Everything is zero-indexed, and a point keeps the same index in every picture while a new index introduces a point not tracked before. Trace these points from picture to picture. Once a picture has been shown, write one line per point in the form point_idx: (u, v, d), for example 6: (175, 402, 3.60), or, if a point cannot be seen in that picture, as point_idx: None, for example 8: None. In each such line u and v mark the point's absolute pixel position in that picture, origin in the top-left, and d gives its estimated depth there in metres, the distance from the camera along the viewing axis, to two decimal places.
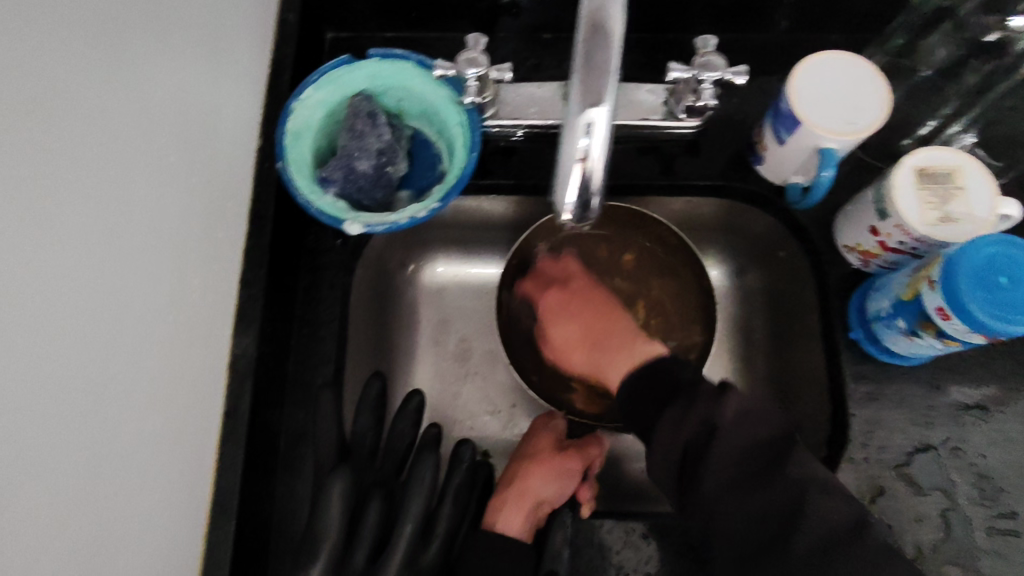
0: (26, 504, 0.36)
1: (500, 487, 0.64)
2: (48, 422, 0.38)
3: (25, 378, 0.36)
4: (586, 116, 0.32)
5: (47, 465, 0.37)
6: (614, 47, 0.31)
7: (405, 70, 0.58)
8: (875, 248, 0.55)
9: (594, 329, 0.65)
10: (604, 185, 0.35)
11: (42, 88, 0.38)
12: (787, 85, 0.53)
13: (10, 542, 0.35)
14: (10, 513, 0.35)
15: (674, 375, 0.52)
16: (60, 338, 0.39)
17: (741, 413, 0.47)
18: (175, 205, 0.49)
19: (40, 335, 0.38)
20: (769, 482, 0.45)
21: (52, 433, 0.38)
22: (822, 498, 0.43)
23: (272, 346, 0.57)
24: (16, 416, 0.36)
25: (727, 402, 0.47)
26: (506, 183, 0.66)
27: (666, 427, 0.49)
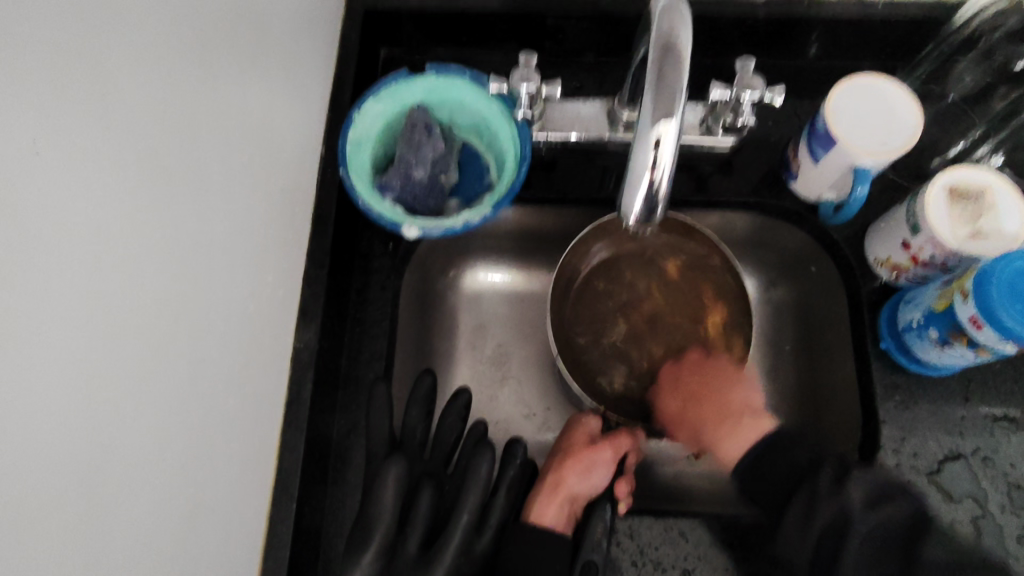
0: (133, 474, 0.38)
1: (536, 482, 0.66)
2: (157, 403, 0.41)
3: (142, 351, 0.39)
4: (657, 129, 0.35)
5: (157, 439, 0.41)
6: (684, 68, 0.35)
7: (459, 85, 0.62)
8: (906, 261, 0.58)
9: (703, 403, 0.62)
10: (669, 193, 0.37)
11: (174, 94, 0.41)
12: (823, 106, 0.56)
13: (125, 508, 0.38)
14: (123, 481, 0.38)
15: (792, 470, 0.50)
16: (170, 318, 0.42)
17: (876, 499, 0.46)
18: (257, 202, 0.53)
19: (160, 317, 0.41)
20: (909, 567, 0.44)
21: (157, 409, 0.41)
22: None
23: (329, 342, 0.60)
24: (141, 387, 0.39)
25: (853, 489, 0.47)
26: (547, 195, 0.70)
27: (796, 520, 0.48)
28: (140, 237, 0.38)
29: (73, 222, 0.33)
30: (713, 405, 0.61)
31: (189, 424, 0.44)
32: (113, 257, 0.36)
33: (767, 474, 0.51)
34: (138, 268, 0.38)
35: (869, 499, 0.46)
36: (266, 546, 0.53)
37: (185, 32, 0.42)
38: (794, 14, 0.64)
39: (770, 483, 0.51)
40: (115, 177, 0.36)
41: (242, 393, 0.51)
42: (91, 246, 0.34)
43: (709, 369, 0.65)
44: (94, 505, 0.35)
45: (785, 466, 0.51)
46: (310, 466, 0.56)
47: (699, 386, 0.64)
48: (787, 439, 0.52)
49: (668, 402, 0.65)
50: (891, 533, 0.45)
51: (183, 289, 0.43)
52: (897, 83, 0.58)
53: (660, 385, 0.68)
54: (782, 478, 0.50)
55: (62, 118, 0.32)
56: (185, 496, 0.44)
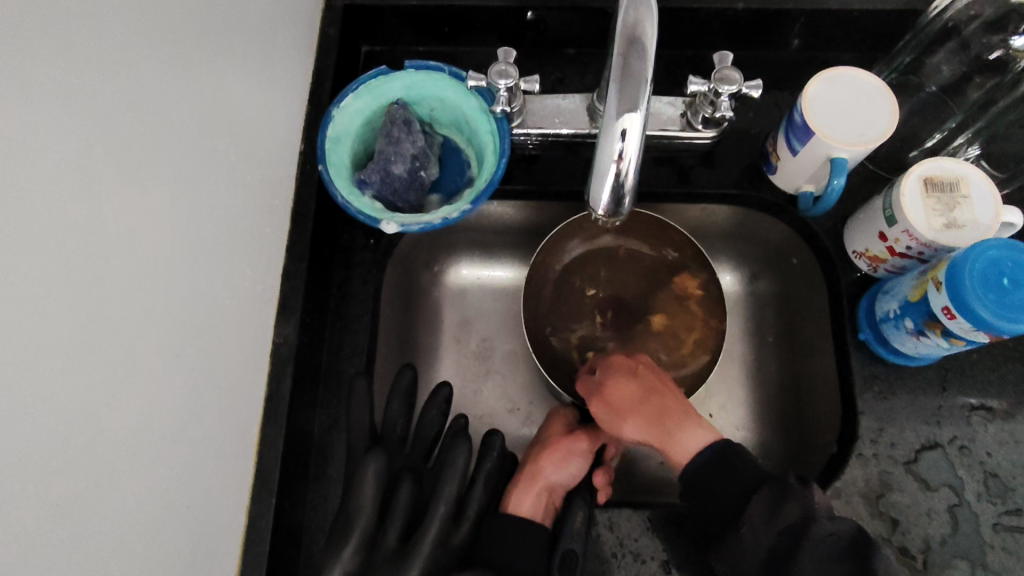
0: (106, 471, 0.38)
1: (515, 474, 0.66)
2: (132, 401, 0.41)
3: (113, 348, 0.39)
4: (623, 121, 0.35)
5: (131, 435, 0.41)
6: (649, 60, 0.35)
7: (438, 80, 0.62)
8: (884, 253, 0.58)
9: (665, 404, 0.60)
10: (636, 185, 0.37)
11: (144, 89, 0.41)
12: (800, 99, 0.57)
13: (98, 504, 0.38)
14: (97, 477, 0.38)
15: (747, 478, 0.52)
16: (144, 311, 0.42)
17: (833, 512, 0.49)
18: (232, 198, 0.52)
19: (133, 312, 0.41)
20: None
21: (133, 405, 0.41)
22: None
23: (309, 337, 0.60)
24: (112, 381, 0.39)
25: (814, 496, 0.50)
26: (529, 188, 0.69)
27: (758, 521, 0.49)
28: (108, 231, 0.38)
29: (38, 218, 0.33)
30: (674, 406, 0.60)
31: (166, 421, 0.44)
32: (80, 248, 0.36)
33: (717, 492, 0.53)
34: (107, 262, 0.38)
35: (830, 511, 0.49)
36: (246, 541, 0.53)
37: (155, 26, 0.42)
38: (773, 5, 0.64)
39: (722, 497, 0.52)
40: (81, 169, 0.36)
41: (219, 391, 0.51)
42: (59, 240, 0.35)
43: (658, 371, 0.64)
44: (68, 501, 0.35)
45: (748, 471, 0.52)
46: (291, 461, 0.56)
47: (655, 384, 0.62)
48: (751, 449, 0.55)
49: (620, 391, 0.62)
50: (847, 546, 0.48)
51: (158, 285, 0.43)
52: (874, 74, 0.58)
53: (608, 370, 0.64)
54: (732, 491, 0.52)
55: (26, 113, 0.32)
56: (163, 493, 0.44)
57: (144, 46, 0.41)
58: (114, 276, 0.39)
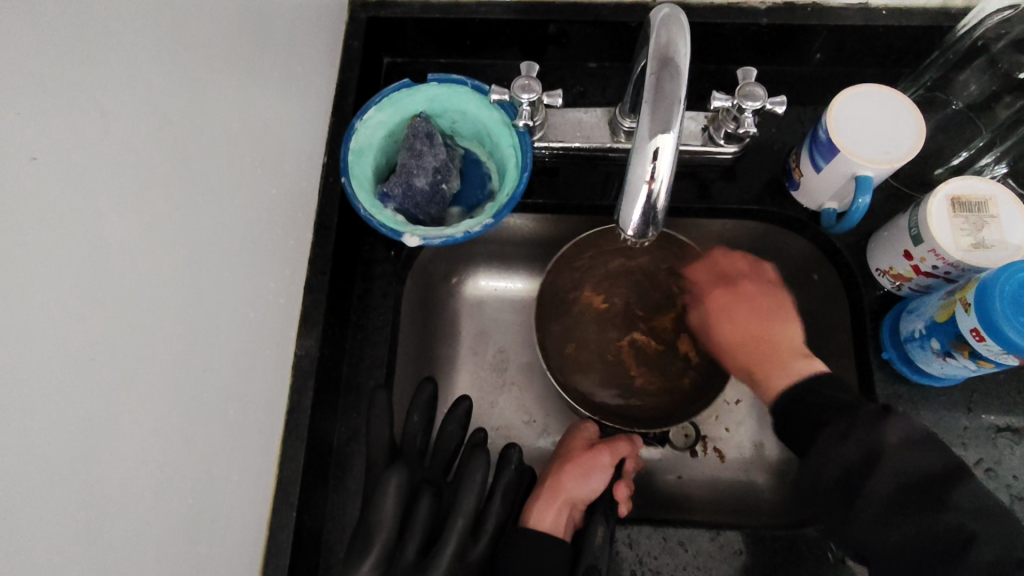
0: (127, 485, 0.38)
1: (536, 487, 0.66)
2: (153, 414, 0.41)
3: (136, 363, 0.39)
4: (656, 142, 0.34)
5: (152, 449, 0.41)
6: (681, 82, 0.35)
7: (461, 94, 0.62)
8: (909, 271, 0.57)
9: (764, 339, 0.62)
10: (666, 206, 0.37)
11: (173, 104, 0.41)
12: (825, 116, 0.56)
13: (118, 519, 0.38)
14: (117, 492, 0.37)
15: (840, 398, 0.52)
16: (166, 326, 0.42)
17: (913, 441, 0.47)
18: (257, 210, 0.53)
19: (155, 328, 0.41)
20: (934, 514, 0.44)
21: (153, 420, 0.41)
22: (989, 528, 0.43)
23: (331, 349, 0.60)
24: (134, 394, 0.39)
25: (889, 427, 0.47)
26: (550, 202, 0.70)
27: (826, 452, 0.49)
28: (133, 247, 0.38)
29: (65, 234, 0.33)
30: (774, 343, 0.61)
31: (187, 434, 0.44)
32: (107, 265, 0.36)
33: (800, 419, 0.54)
34: (132, 278, 0.38)
35: (905, 439, 0.47)
36: (266, 552, 0.53)
37: (184, 40, 0.42)
38: (797, 21, 0.63)
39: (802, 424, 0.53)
40: (112, 184, 0.36)
41: (241, 402, 0.51)
42: (89, 258, 0.35)
43: (767, 301, 0.65)
44: (89, 518, 0.35)
45: (826, 400, 0.52)
46: (311, 473, 0.56)
47: (757, 322, 0.63)
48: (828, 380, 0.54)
49: (728, 330, 0.65)
50: (922, 478, 0.45)
51: (183, 301, 0.43)
52: (899, 91, 0.58)
53: (716, 310, 0.67)
54: (809, 420, 0.52)
55: (55, 134, 0.32)
56: (183, 507, 0.44)
57: (173, 61, 0.41)
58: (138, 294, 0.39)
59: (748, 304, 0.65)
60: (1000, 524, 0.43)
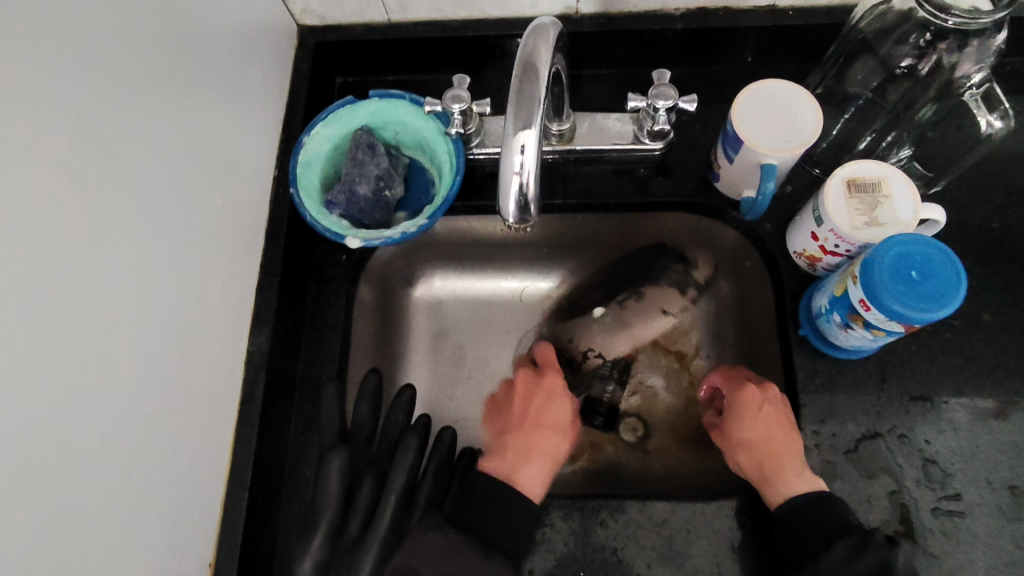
0: (79, 458, 0.43)
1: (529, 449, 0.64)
2: (105, 398, 0.45)
3: (85, 350, 0.43)
4: (520, 138, 0.39)
5: (105, 428, 0.45)
6: (541, 84, 0.40)
7: (401, 108, 0.68)
8: (817, 252, 0.61)
9: (780, 444, 0.59)
10: (539, 194, 0.41)
11: (118, 120, 0.46)
12: (731, 110, 0.61)
13: (70, 488, 0.42)
14: (69, 464, 0.42)
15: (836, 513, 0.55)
16: (115, 320, 0.46)
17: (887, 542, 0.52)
18: (208, 217, 0.58)
19: (104, 319, 0.45)
20: None
21: (104, 401, 0.45)
22: None
23: (284, 345, 0.65)
24: (83, 378, 0.43)
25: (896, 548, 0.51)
26: (492, 204, 0.74)
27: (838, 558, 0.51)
28: (81, 247, 0.43)
29: (14, 233, 0.38)
30: (788, 450, 0.58)
31: (143, 420, 0.49)
32: (54, 263, 0.41)
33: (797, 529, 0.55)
34: (80, 274, 0.43)
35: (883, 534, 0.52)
36: (220, 532, 0.57)
37: (128, 64, 0.47)
38: (709, 24, 0.68)
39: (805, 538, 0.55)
40: (59, 188, 0.41)
41: (195, 395, 0.55)
42: (36, 253, 0.40)
43: (775, 409, 0.61)
44: (47, 486, 0.40)
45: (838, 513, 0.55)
46: (265, 459, 0.61)
47: (782, 426, 0.60)
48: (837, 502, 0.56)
49: (748, 430, 0.61)
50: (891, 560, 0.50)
51: (138, 300, 0.49)
52: (799, 84, 0.62)
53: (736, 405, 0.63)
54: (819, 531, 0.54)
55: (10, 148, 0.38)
56: (140, 485, 0.48)
57: (119, 82, 0.46)
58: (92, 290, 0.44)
59: (780, 414, 0.60)
60: None
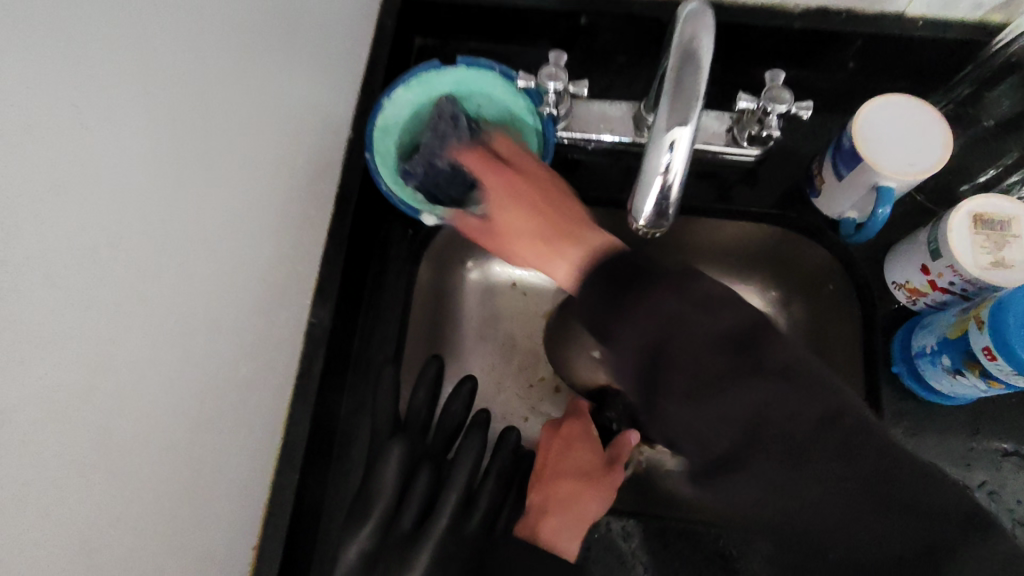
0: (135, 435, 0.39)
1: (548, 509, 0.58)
2: (165, 364, 0.42)
3: (145, 310, 0.39)
4: (671, 136, 0.35)
5: (154, 398, 0.41)
6: (702, 76, 0.35)
7: (489, 78, 0.62)
8: (926, 286, 0.57)
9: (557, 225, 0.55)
10: (680, 197, 0.37)
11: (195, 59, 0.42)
12: (851, 124, 0.56)
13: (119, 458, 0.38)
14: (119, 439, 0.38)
15: (959, 497, 0.36)
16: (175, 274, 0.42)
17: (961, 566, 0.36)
18: (278, 177, 0.54)
19: (162, 274, 0.41)
20: (857, 453, 0.36)
21: (158, 365, 0.41)
22: (901, 522, 0.36)
23: (342, 321, 0.61)
24: (141, 342, 0.39)
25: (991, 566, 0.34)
26: (568, 191, 0.69)
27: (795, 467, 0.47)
28: (152, 198, 0.39)
29: (79, 174, 0.34)
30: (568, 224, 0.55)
31: (195, 401, 0.45)
32: (128, 213, 0.37)
33: (762, 409, 0.37)
34: (147, 227, 0.39)
35: None
36: (267, 513, 0.54)
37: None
38: (830, 26, 0.63)
39: (765, 355, 0.38)
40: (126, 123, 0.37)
41: (251, 364, 0.52)
42: (105, 198, 0.36)
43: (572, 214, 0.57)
44: (100, 472, 0.37)
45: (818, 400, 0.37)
46: (316, 442, 0.57)
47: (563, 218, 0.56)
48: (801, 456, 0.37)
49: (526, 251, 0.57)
50: None
51: (201, 270, 0.45)
52: (928, 101, 0.57)
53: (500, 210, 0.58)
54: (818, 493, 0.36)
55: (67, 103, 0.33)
56: (185, 473, 0.45)
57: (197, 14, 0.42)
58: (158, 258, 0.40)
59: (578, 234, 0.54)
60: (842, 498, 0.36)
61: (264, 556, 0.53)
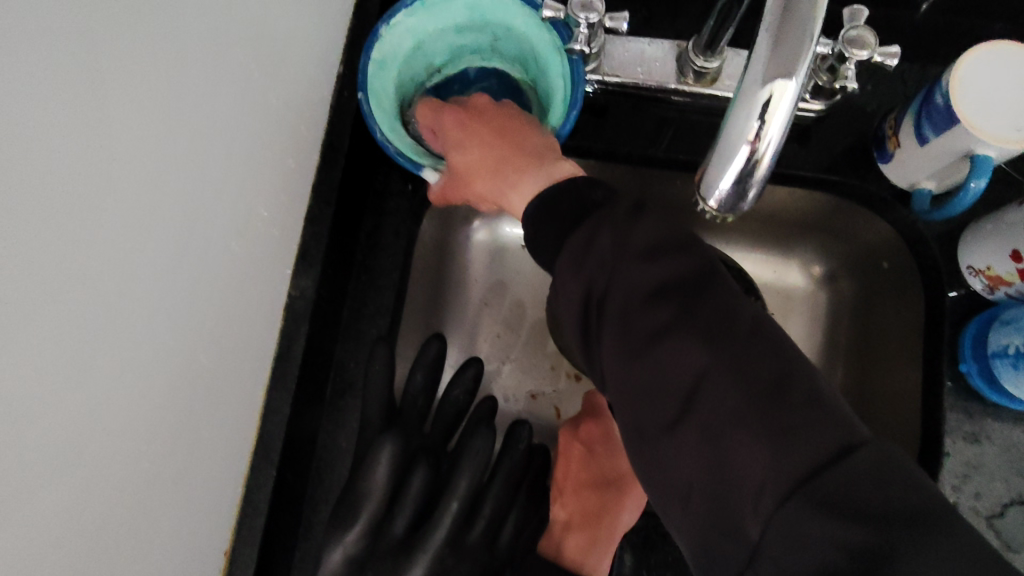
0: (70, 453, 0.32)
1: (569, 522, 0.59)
2: (112, 359, 0.34)
3: (80, 295, 0.31)
4: (768, 90, 0.26)
5: (98, 406, 0.34)
6: (818, 12, 0.26)
7: (510, 6, 0.51)
8: (1010, 274, 0.48)
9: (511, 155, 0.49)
10: (769, 176, 0.28)
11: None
12: (947, 76, 0.46)
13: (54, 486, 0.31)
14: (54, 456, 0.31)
15: (924, 491, 0.27)
16: (121, 250, 0.34)
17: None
18: (250, 124, 0.44)
19: (104, 250, 0.32)
20: (782, 421, 0.29)
21: (100, 366, 0.33)
22: (838, 513, 0.27)
23: (330, 291, 0.53)
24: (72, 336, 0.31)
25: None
26: (596, 146, 0.61)
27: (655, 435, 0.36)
28: (83, 157, 0.30)
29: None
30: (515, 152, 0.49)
31: (155, 416, 0.38)
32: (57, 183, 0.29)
33: (696, 379, 0.32)
34: (83, 194, 0.30)
35: None
36: (241, 512, 0.48)
37: None
38: None
39: (707, 321, 0.33)
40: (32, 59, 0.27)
41: (219, 349, 0.44)
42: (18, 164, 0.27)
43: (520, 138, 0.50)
44: (34, 515, 0.30)
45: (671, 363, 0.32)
46: (299, 429, 0.50)
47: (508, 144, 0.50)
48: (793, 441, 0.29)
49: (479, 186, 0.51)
50: None
51: (151, 261, 0.36)
52: None
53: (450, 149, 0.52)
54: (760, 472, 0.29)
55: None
56: (136, 493, 0.38)
57: None
58: (100, 256, 0.32)
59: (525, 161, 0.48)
60: (860, 508, 0.27)
61: (239, 562, 0.47)
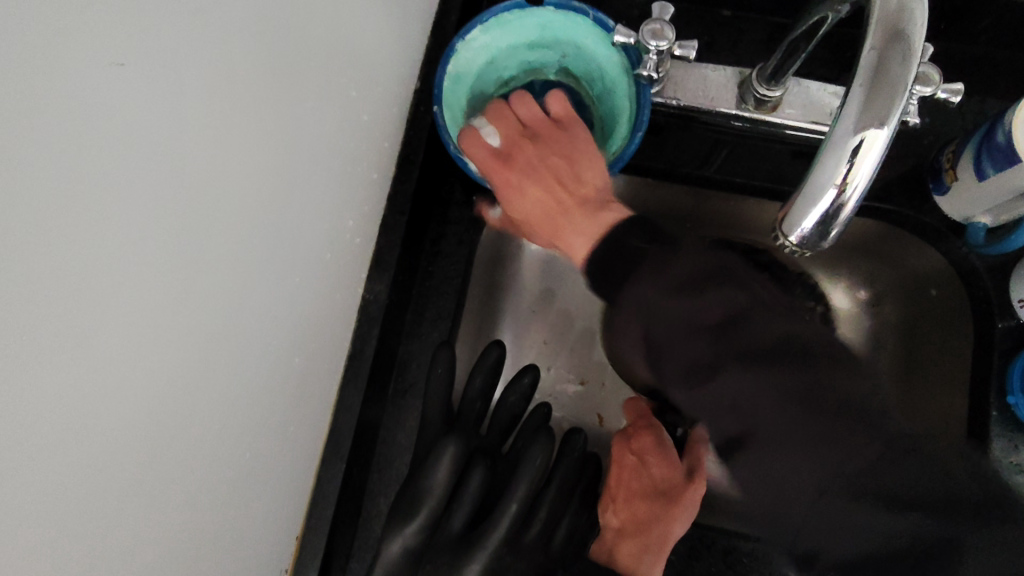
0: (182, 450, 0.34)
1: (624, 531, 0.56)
2: (224, 365, 0.37)
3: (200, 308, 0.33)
4: (861, 137, 0.27)
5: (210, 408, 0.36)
6: (911, 67, 0.28)
7: (581, 27, 0.54)
8: None
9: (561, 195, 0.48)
10: (850, 218, 0.29)
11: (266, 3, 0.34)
12: (1010, 113, 0.47)
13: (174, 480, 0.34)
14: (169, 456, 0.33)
15: (953, 466, 0.30)
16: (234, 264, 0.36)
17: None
18: (340, 141, 0.47)
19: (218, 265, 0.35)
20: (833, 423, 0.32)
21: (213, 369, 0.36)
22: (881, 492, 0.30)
23: (398, 295, 0.56)
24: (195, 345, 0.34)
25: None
26: (656, 165, 0.66)
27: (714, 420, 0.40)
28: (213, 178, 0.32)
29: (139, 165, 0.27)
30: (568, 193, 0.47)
31: (248, 419, 0.41)
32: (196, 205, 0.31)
33: (749, 397, 0.33)
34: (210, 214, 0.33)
35: None
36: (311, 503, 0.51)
37: None
38: None
39: (744, 341, 0.34)
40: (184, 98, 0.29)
41: (306, 351, 0.47)
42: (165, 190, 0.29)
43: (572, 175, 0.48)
44: (154, 508, 0.32)
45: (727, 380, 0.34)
46: (365, 426, 0.53)
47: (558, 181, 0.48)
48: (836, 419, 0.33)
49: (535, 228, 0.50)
50: None
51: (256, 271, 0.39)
52: None
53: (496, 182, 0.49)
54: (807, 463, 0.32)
55: (144, 107, 0.27)
56: (229, 486, 0.40)
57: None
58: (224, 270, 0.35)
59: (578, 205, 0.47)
60: (902, 488, 0.30)
61: (307, 549, 0.50)
